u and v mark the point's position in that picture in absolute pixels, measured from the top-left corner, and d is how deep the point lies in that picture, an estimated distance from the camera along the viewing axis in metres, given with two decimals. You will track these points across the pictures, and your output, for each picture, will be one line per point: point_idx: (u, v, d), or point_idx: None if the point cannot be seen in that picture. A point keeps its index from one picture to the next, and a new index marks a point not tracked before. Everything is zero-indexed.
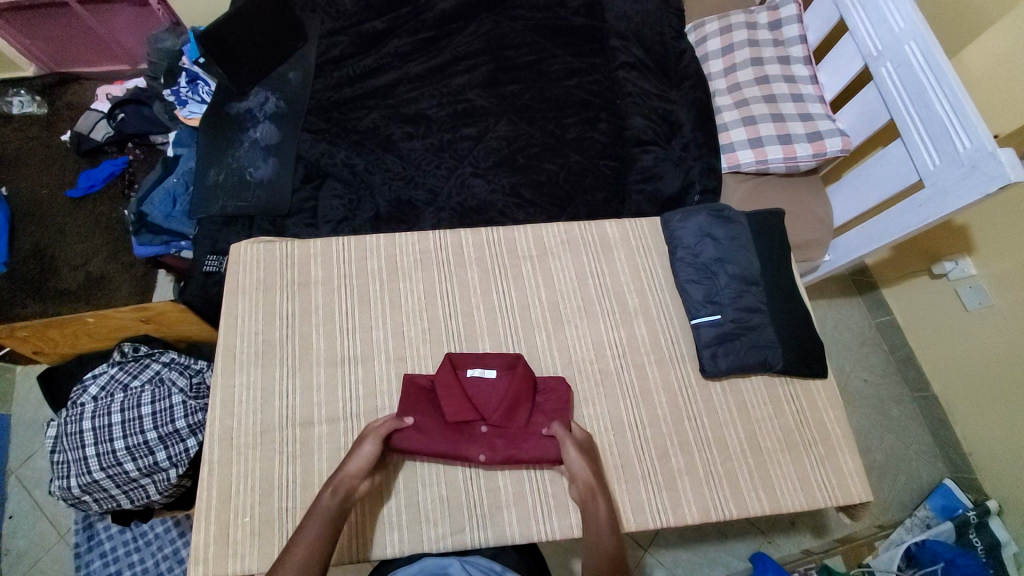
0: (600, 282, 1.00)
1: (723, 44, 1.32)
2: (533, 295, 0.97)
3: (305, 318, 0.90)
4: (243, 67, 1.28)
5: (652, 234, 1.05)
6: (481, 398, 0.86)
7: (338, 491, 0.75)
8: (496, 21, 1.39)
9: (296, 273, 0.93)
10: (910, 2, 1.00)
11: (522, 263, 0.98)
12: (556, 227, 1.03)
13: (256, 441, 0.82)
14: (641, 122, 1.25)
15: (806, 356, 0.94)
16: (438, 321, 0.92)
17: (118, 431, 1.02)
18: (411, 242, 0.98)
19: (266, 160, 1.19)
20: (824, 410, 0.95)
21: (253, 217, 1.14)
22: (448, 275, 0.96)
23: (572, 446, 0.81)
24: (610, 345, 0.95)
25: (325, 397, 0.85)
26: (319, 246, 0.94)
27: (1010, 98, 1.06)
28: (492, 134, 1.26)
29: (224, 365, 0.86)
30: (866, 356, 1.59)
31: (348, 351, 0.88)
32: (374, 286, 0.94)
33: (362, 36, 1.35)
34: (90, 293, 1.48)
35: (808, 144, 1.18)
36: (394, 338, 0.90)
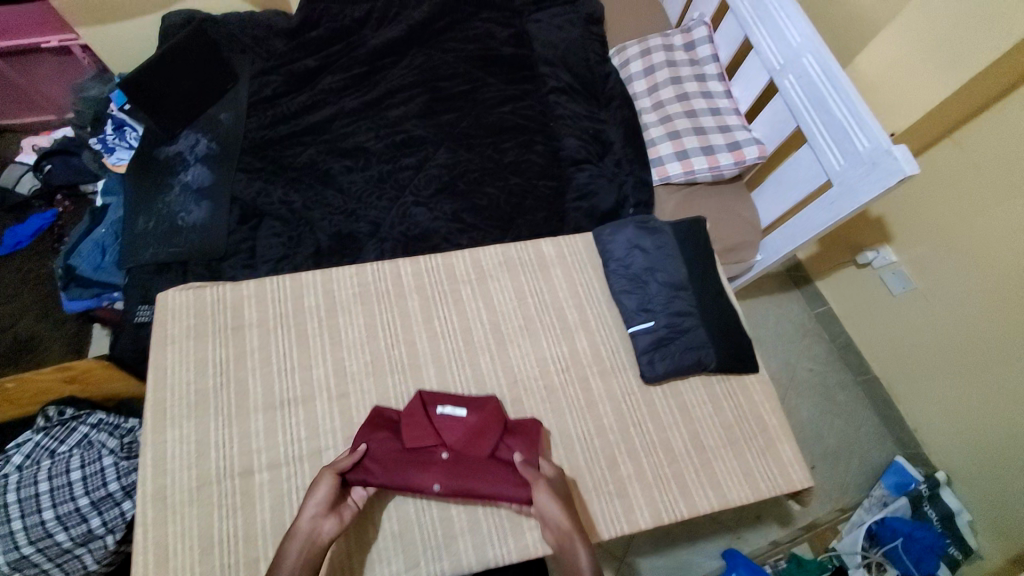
0: (539, 300, 1.02)
1: (644, 65, 1.42)
2: (475, 318, 0.97)
3: (240, 363, 0.87)
4: (172, 114, 1.27)
5: (586, 249, 1.07)
6: (450, 436, 0.84)
7: (303, 539, 0.71)
8: (428, 54, 1.44)
9: (228, 316, 0.90)
10: (804, 20, 1.12)
11: (461, 288, 0.99)
12: (492, 248, 1.03)
13: (194, 497, 0.78)
14: (573, 143, 1.31)
15: (739, 354, 0.98)
16: (380, 353, 0.91)
17: (46, 501, 0.95)
18: (349, 276, 0.97)
19: (198, 203, 1.17)
20: (763, 404, 0.98)
21: (188, 262, 1.11)
22: (387, 305, 0.95)
23: (544, 491, 0.77)
24: (553, 360, 0.97)
25: (264, 443, 0.82)
26: (252, 288, 0.92)
27: (898, 102, 1.17)
28: (431, 162, 1.28)
29: (155, 420, 0.82)
30: (810, 347, 1.66)
31: (286, 394, 0.86)
32: (312, 322, 0.92)
33: (295, 74, 1.36)
34: (18, 356, 1.39)
35: (728, 152, 1.27)
36: (335, 373, 0.88)
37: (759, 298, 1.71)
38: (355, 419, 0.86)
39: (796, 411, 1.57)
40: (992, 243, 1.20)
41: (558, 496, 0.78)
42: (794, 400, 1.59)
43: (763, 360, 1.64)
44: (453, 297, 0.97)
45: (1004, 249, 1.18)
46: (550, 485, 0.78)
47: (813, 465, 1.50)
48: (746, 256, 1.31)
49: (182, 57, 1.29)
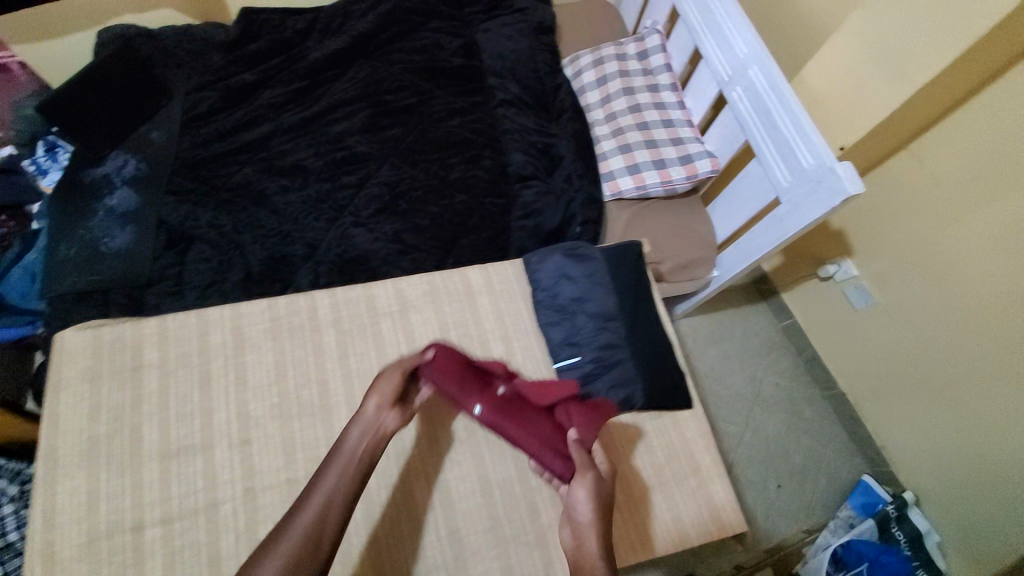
0: (465, 333, 0.97)
1: (598, 75, 1.39)
2: (391, 354, 0.92)
3: (137, 407, 0.82)
4: (98, 133, 1.22)
5: (516, 277, 1.04)
6: (518, 387, 0.87)
7: (367, 429, 0.78)
8: (373, 66, 1.40)
9: (129, 358, 0.84)
10: (751, 31, 1.08)
11: (379, 322, 0.93)
12: (414, 278, 0.97)
13: (83, 553, 0.73)
14: (520, 158, 1.27)
15: (670, 388, 0.95)
16: (288, 394, 0.85)
17: None
18: (259, 311, 0.90)
19: (123, 228, 1.11)
20: (694, 441, 0.95)
21: (108, 292, 1.05)
22: (301, 341, 0.89)
23: (585, 488, 0.75)
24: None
25: (159, 495, 0.76)
26: (153, 325, 0.86)
27: (844, 117, 1.15)
28: (373, 180, 1.23)
29: (47, 470, 0.77)
30: (776, 361, 1.63)
31: (184, 441, 0.80)
32: (219, 361, 0.86)
33: (231, 89, 1.30)
34: None
35: (681, 167, 1.24)
36: (239, 418, 0.82)
37: (725, 311, 1.68)
38: (258, 466, 0.80)
39: (761, 427, 1.53)
40: (953, 255, 1.16)
41: (601, 493, 0.76)
42: (759, 417, 1.55)
43: (728, 376, 1.60)
44: (370, 332, 0.92)
45: (967, 262, 1.14)
46: (596, 479, 0.77)
47: (778, 485, 1.46)
48: (701, 273, 1.28)
49: (105, 76, 1.26)
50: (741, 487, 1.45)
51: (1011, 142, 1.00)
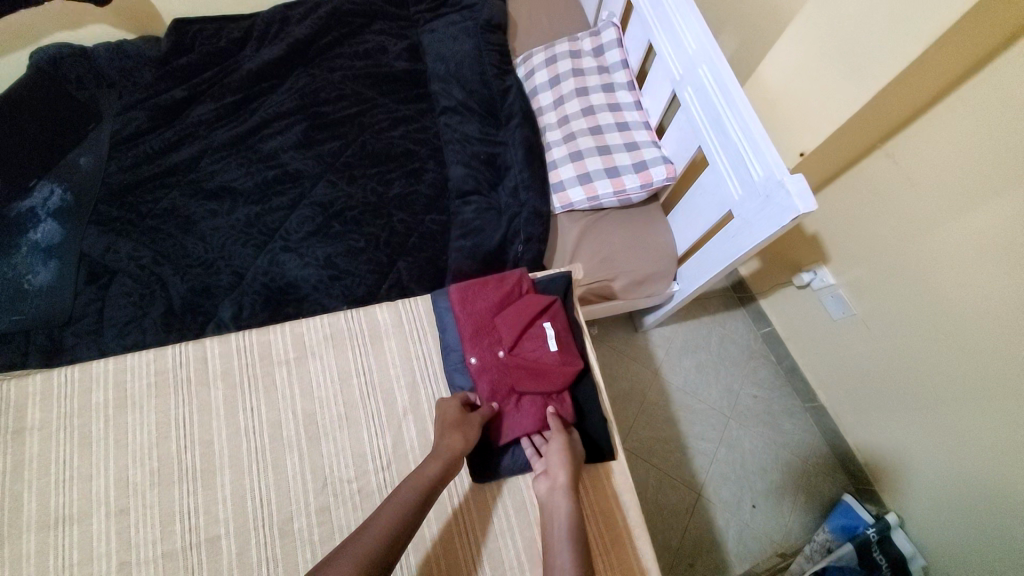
0: (367, 380, 0.87)
1: (550, 75, 1.29)
2: (286, 409, 0.84)
3: (19, 475, 0.78)
4: (24, 162, 1.14)
5: (428, 313, 0.93)
6: (528, 354, 0.86)
7: (436, 472, 0.72)
8: (312, 74, 1.32)
9: (12, 420, 0.81)
10: (699, 23, 0.96)
11: (275, 371, 0.86)
12: (317, 320, 0.91)
13: None
14: (460, 172, 1.19)
15: (598, 433, 0.87)
16: (169, 457, 0.79)
17: None
18: (147, 361, 0.85)
19: (45, 263, 1.06)
20: (616, 496, 0.87)
21: (27, 333, 1.00)
22: (187, 397, 0.84)
23: (562, 448, 0.78)
24: (373, 457, 0.81)
25: (33, 569, 0.72)
26: (37, 381, 0.83)
27: (803, 119, 1.04)
28: (307, 201, 1.16)
29: None
30: (754, 370, 1.54)
31: (61, 510, 0.76)
32: (99, 425, 0.81)
33: (160, 108, 1.24)
34: None
35: (635, 175, 1.14)
36: (117, 486, 0.78)
37: (700, 318, 1.60)
38: (134, 539, 0.74)
39: (737, 441, 1.45)
40: (931, 265, 1.05)
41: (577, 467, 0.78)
42: (736, 432, 1.46)
43: (703, 389, 1.51)
44: (263, 384, 0.85)
45: (942, 273, 1.03)
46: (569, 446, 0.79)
47: (753, 504, 1.38)
48: (658, 289, 1.21)
49: (28, 103, 1.18)
50: (711, 508, 1.37)
51: (999, 138, 0.87)
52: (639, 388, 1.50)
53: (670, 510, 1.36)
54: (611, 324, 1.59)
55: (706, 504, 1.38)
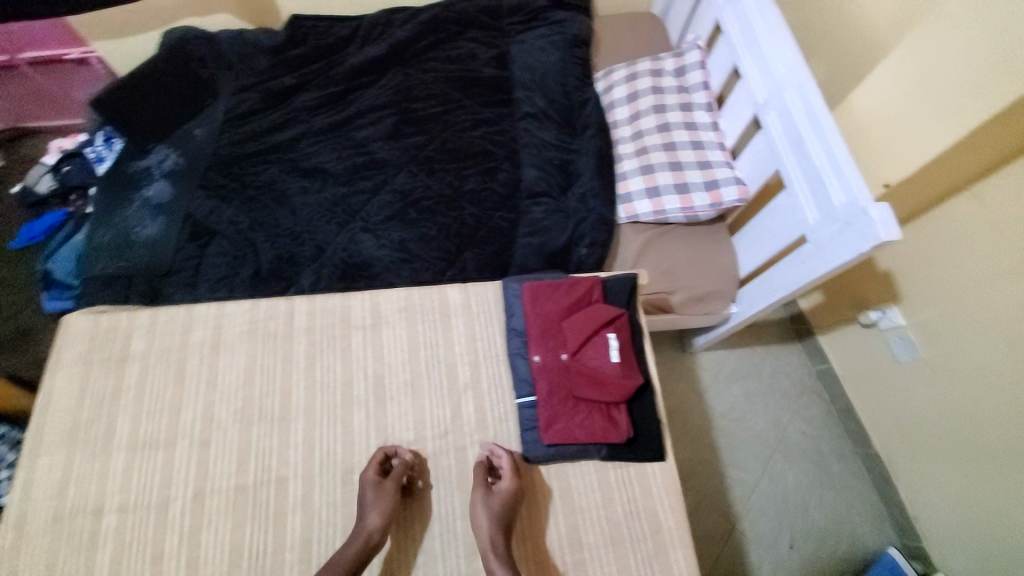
0: (434, 353, 0.92)
1: (629, 90, 1.32)
2: (359, 369, 0.89)
3: (116, 398, 0.86)
4: (144, 128, 1.29)
5: (496, 299, 0.96)
6: (590, 362, 0.85)
7: (358, 550, 0.72)
8: (407, 73, 1.41)
9: (118, 346, 0.90)
10: (792, 49, 0.98)
11: (352, 334, 0.92)
12: (393, 293, 0.96)
13: (49, 528, 0.78)
14: (533, 174, 1.24)
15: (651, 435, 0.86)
16: (251, 398, 0.87)
17: None
18: (241, 311, 0.94)
19: (154, 219, 1.18)
20: (662, 498, 0.84)
21: (132, 278, 1.12)
22: (273, 347, 0.91)
23: (481, 504, 0.76)
24: (432, 425, 0.86)
25: (122, 482, 0.81)
26: (145, 316, 0.92)
27: (887, 152, 1.03)
28: (388, 187, 1.25)
29: (32, 445, 0.83)
30: (804, 407, 1.49)
31: (153, 434, 0.84)
32: (194, 361, 0.89)
33: (270, 92, 1.36)
34: (11, 345, 1.46)
35: (705, 193, 1.16)
36: (204, 418, 0.85)
37: (752, 347, 1.57)
38: (212, 469, 0.81)
39: (780, 477, 1.41)
40: (1012, 316, 1.00)
41: (503, 519, 0.75)
42: (779, 468, 1.42)
43: (749, 419, 1.48)
44: (340, 344, 0.91)
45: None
46: (490, 496, 0.77)
47: (791, 545, 1.33)
48: (717, 308, 1.21)
49: (158, 75, 1.32)
50: (745, 540, 1.34)
51: None
52: (683, 409, 1.48)
53: (703, 534, 1.34)
54: (661, 341, 1.58)
55: (740, 536, 1.34)
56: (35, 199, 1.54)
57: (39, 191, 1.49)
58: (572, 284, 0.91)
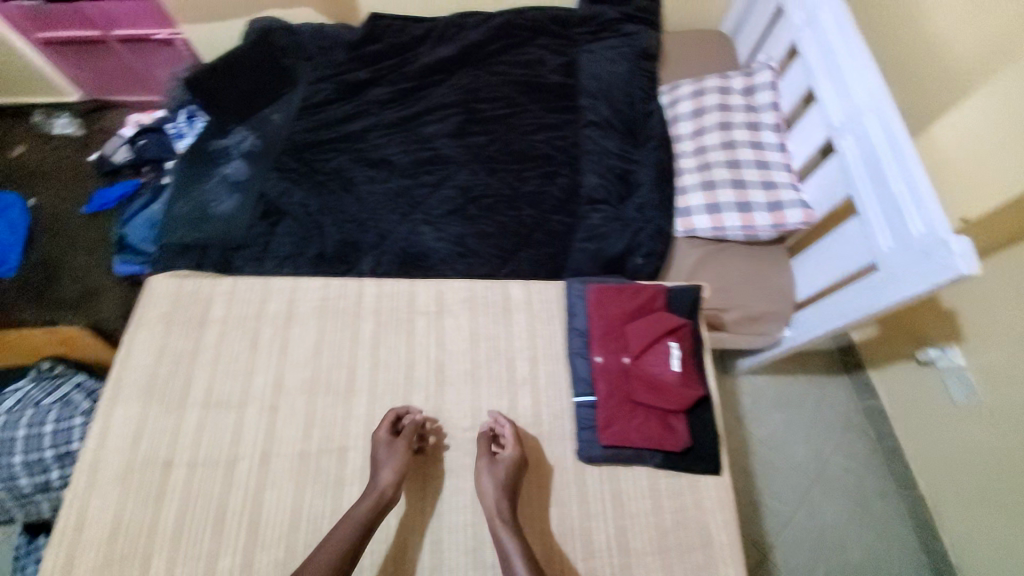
0: (494, 345, 0.94)
1: (694, 106, 1.32)
2: (422, 353, 0.92)
3: (192, 358, 0.91)
4: (227, 110, 1.37)
5: (558, 298, 0.98)
6: (650, 367, 0.88)
7: (372, 506, 0.75)
8: (475, 75, 1.45)
9: (199, 310, 0.96)
10: (874, 74, 0.96)
11: (416, 319, 0.95)
12: (457, 284, 0.99)
13: (123, 473, 0.83)
14: (594, 181, 1.25)
15: (706, 448, 0.86)
16: (319, 370, 0.91)
17: (20, 446, 1.14)
18: (314, 288, 0.98)
19: (230, 195, 1.25)
20: (713, 512, 0.83)
21: (207, 248, 1.18)
22: (342, 324, 0.95)
23: (487, 474, 0.79)
24: (488, 414, 0.88)
25: (193, 436, 0.85)
26: (227, 284, 0.98)
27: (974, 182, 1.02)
28: (450, 183, 1.28)
29: (112, 393, 0.89)
30: (847, 441, 1.45)
31: (226, 394, 0.89)
32: (268, 330, 0.94)
33: (346, 85, 1.42)
34: (82, 305, 1.54)
35: (768, 213, 1.16)
36: (274, 384, 0.89)
37: (798, 375, 1.53)
38: (278, 433, 0.86)
39: (817, 510, 1.37)
40: None
41: (506, 486, 0.78)
42: (817, 500, 1.38)
43: (789, 447, 1.44)
44: (405, 328, 0.94)
45: None
46: (495, 465, 0.80)
47: None
48: (771, 330, 1.19)
49: (245, 63, 1.41)
50: (776, 571, 1.31)
51: None
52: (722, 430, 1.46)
53: None
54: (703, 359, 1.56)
55: (772, 565, 1.31)
56: (110, 168, 1.67)
57: (117, 160, 1.63)
58: (637, 291, 0.94)
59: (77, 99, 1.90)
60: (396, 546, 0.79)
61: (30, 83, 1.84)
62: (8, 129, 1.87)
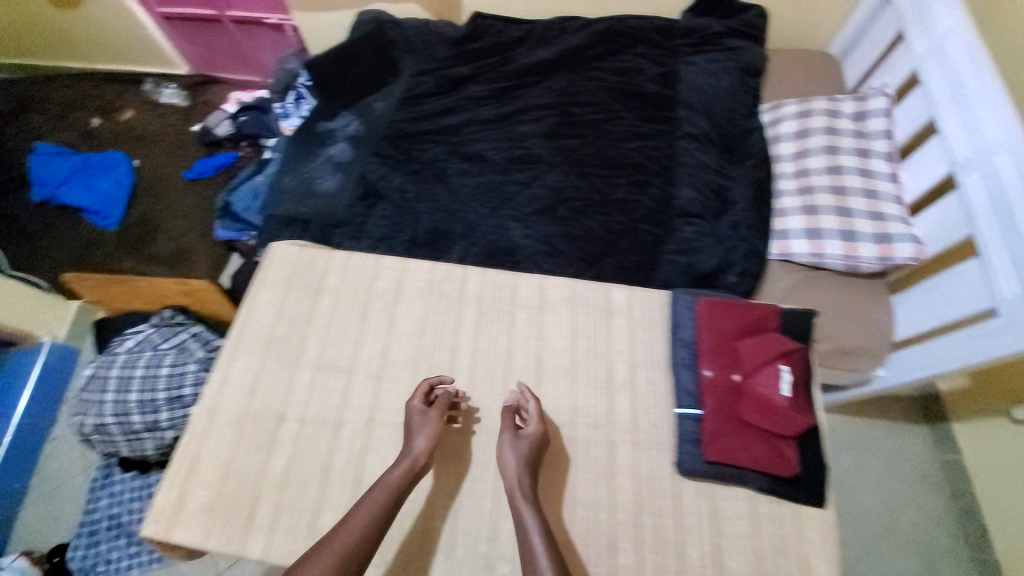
0: (594, 345, 0.95)
1: (798, 127, 1.28)
2: (522, 344, 0.95)
3: (307, 322, 0.97)
4: (337, 96, 1.45)
5: (661, 306, 0.98)
6: (762, 389, 0.85)
7: (405, 471, 0.77)
8: (571, 79, 1.45)
9: (316, 278, 1.01)
10: (1009, 110, 0.90)
11: (518, 311, 0.97)
12: (561, 281, 1.01)
13: (235, 423, 0.88)
14: (689, 194, 1.24)
15: (809, 477, 0.83)
16: (424, 349, 0.94)
17: (137, 384, 1.28)
18: (422, 270, 1.02)
19: (334, 173, 1.31)
20: (814, 545, 0.81)
21: (310, 222, 1.24)
22: (447, 307, 0.98)
23: (511, 450, 0.80)
24: (586, 413, 0.89)
25: (304, 396, 0.90)
26: (342, 256, 1.03)
27: None
28: (540, 182, 1.29)
29: (232, 346, 0.95)
30: (919, 497, 1.37)
31: (335, 359, 0.93)
32: (377, 304, 0.98)
33: (446, 78, 1.46)
34: (175, 262, 1.60)
35: (874, 245, 1.11)
36: (380, 356, 0.93)
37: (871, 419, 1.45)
38: (383, 404, 0.89)
39: (884, 563, 1.31)
40: None
41: (529, 461, 0.79)
42: (881, 553, 1.32)
43: (857, 493, 1.38)
44: (507, 317, 0.96)
45: None
46: (519, 442, 0.81)
47: None
48: (863, 366, 1.13)
49: (359, 52, 1.47)
50: None
51: None
52: None
53: None
54: None
55: None
56: (212, 140, 1.77)
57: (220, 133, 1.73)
58: (749, 309, 0.92)
59: (186, 73, 2.03)
60: (491, 529, 0.81)
61: (150, 53, 1.98)
62: (120, 93, 1.99)
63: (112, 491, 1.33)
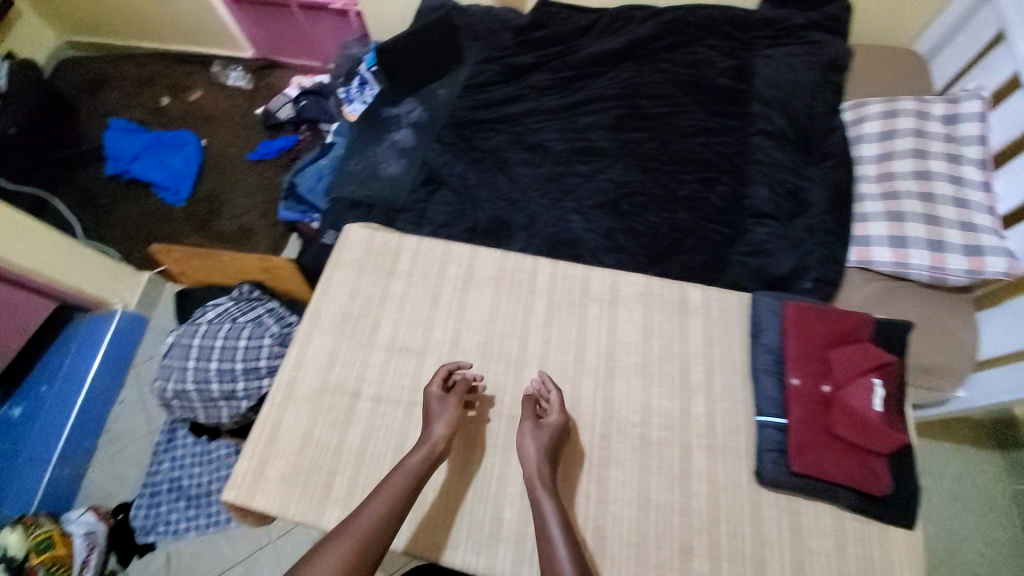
0: (667, 345, 0.94)
1: (883, 128, 1.20)
2: (593, 338, 0.94)
3: (379, 306, 0.98)
4: (403, 83, 1.45)
5: (738, 309, 0.96)
6: (853, 402, 0.81)
7: (423, 457, 0.77)
8: (638, 70, 1.41)
9: (388, 262, 1.03)
10: None
11: (590, 304, 0.97)
12: (635, 277, 0.99)
13: (314, 398, 0.91)
14: (763, 194, 1.19)
15: (896, 497, 0.80)
16: (494, 338, 0.94)
17: (218, 354, 1.30)
18: (492, 259, 1.02)
19: (397, 159, 1.32)
20: (900, 568, 0.77)
21: (374, 206, 1.26)
22: (517, 298, 0.98)
23: (533, 441, 0.80)
24: (659, 413, 0.88)
25: (377, 377, 0.92)
26: (413, 242, 1.04)
27: None
28: (604, 175, 1.27)
29: (309, 325, 0.98)
30: (987, 526, 1.29)
31: (408, 341, 0.95)
32: (448, 291, 0.99)
33: (510, 67, 1.44)
34: (236, 241, 1.68)
35: (963, 257, 1.03)
36: (451, 342, 0.94)
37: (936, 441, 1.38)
38: None
39: None
40: None
41: (549, 451, 0.79)
42: None
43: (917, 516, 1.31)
44: (578, 311, 0.96)
45: None
46: (539, 432, 0.81)
47: None
48: (943, 387, 1.05)
49: (426, 38, 1.44)
50: None
51: None
52: None
53: None
54: None
55: None
56: (274, 122, 1.82)
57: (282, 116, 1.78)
58: (840, 318, 0.87)
59: (250, 56, 2.08)
60: None
61: (218, 36, 2.03)
62: (189, 74, 2.07)
63: (175, 454, 1.41)
